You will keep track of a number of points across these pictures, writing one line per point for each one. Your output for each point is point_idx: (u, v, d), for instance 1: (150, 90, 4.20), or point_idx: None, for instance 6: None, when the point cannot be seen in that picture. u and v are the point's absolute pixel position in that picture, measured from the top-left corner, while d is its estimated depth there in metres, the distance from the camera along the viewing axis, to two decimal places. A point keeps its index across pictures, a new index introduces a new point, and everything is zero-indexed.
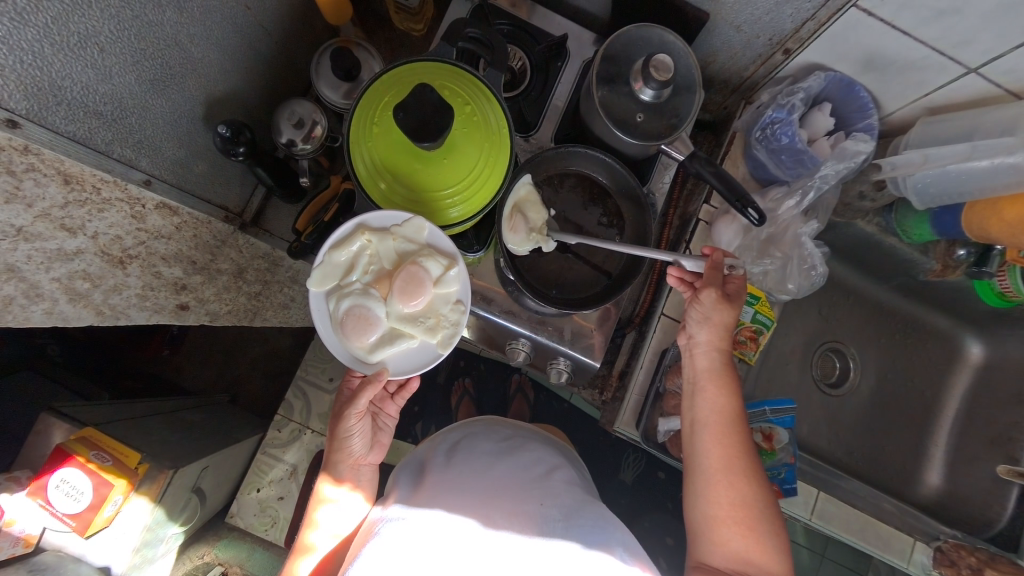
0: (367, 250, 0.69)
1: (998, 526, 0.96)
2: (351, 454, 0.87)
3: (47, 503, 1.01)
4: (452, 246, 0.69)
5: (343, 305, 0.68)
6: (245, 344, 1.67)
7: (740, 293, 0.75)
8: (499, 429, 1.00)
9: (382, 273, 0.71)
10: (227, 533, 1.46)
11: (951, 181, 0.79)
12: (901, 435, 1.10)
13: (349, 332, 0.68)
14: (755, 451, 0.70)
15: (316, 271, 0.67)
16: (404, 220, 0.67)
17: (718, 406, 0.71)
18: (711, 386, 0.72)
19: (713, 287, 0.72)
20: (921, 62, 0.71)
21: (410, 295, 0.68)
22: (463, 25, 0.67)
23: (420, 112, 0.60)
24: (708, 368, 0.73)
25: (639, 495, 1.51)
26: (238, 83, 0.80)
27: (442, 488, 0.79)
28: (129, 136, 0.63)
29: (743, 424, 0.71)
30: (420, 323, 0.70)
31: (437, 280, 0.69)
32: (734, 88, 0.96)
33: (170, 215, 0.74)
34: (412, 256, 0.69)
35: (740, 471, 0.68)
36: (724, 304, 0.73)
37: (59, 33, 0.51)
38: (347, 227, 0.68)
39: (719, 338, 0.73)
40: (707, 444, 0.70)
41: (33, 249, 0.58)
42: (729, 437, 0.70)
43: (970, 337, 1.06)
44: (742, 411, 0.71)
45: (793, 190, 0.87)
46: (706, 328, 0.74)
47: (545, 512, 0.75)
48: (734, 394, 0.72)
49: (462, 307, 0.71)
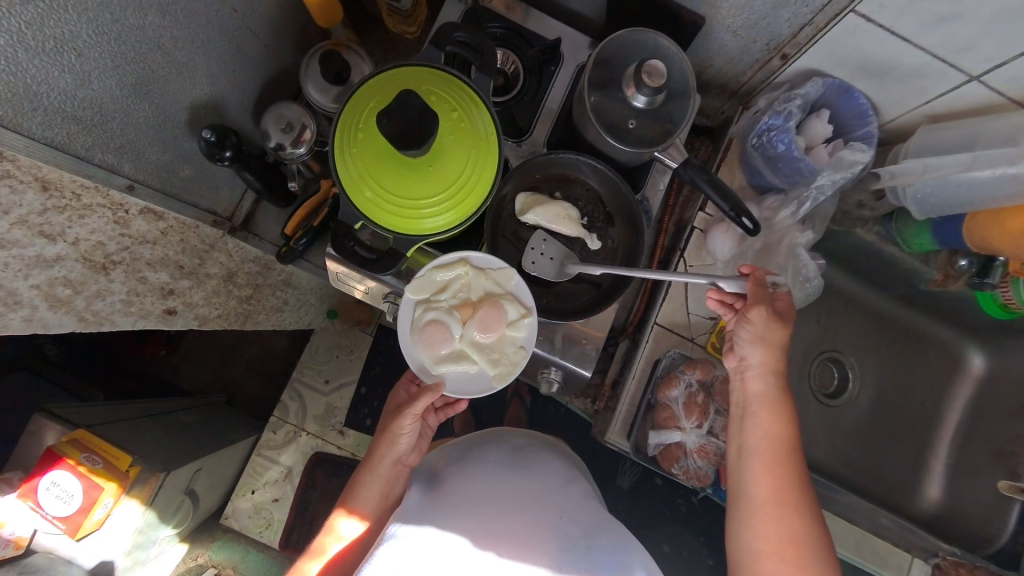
0: (461, 278, 0.77)
1: (998, 543, 0.93)
2: (395, 454, 0.88)
3: (38, 505, 1.00)
4: (532, 301, 0.76)
5: (428, 315, 0.75)
6: (241, 345, 1.66)
7: (790, 309, 0.73)
8: (511, 439, 1.01)
9: (467, 300, 0.77)
10: (222, 534, 1.44)
11: (953, 191, 0.76)
12: (902, 446, 1.08)
13: (424, 340, 0.75)
14: (807, 483, 0.68)
15: (417, 280, 0.75)
16: (500, 266, 0.76)
17: (769, 433, 0.69)
18: (765, 411, 0.70)
19: (761, 304, 0.71)
20: (922, 69, 0.69)
21: (486, 327, 0.75)
22: (452, 29, 0.67)
23: (405, 117, 0.59)
24: (759, 392, 0.71)
25: (637, 501, 1.49)
26: (226, 86, 0.79)
27: (455, 499, 0.81)
28: (110, 141, 0.62)
29: (794, 453, 0.69)
30: (486, 353, 0.76)
31: (511, 322, 0.76)
32: (731, 93, 0.94)
33: (156, 220, 0.72)
34: (496, 297, 0.76)
35: (791, 503, 0.66)
36: (777, 324, 0.71)
37: (34, 38, 0.50)
38: (452, 255, 0.76)
39: (775, 360, 0.71)
40: (758, 472, 0.68)
41: (11, 257, 0.58)
42: (780, 467, 0.68)
43: (972, 347, 1.04)
44: (795, 438, 0.69)
45: (790, 199, 0.85)
46: (760, 347, 0.71)
47: (564, 526, 0.76)
48: (786, 420, 0.70)
49: (524, 352, 0.76)
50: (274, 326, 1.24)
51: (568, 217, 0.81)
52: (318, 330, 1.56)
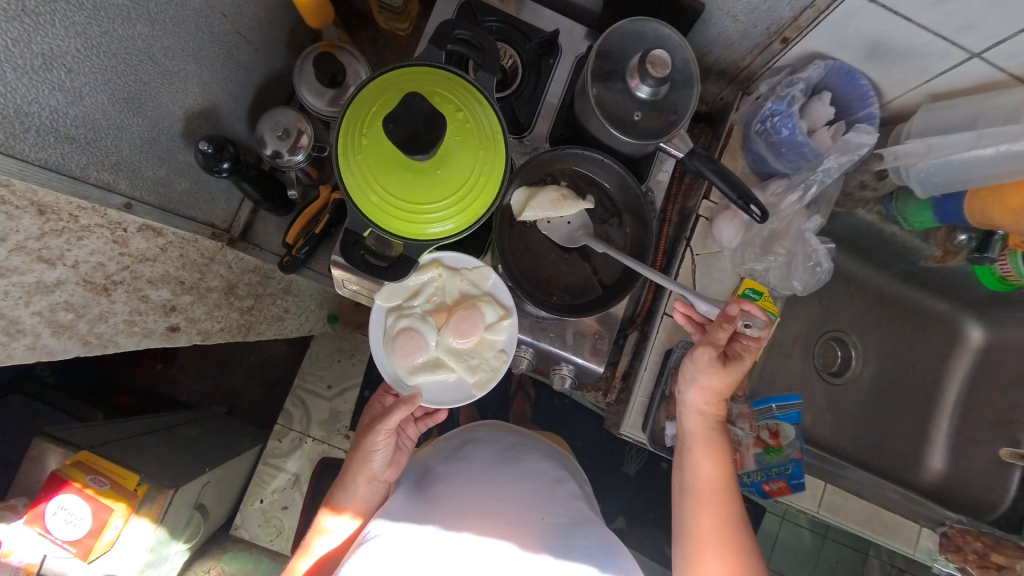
0: (435, 282, 0.82)
1: (1001, 509, 0.96)
2: (370, 469, 0.90)
3: (46, 531, 0.97)
4: (509, 301, 0.81)
5: (400, 323, 0.80)
6: (239, 354, 1.64)
7: (742, 356, 0.76)
8: (502, 436, 1.01)
9: (441, 305, 0.82)
10: (233, 545, 1.41)
11: (955, 171, 0.78)
12: (904, 420, 1.11)
13: (398, 351, 0.79)
14: (744, 520, 0.74)
15: (387, 289, 0.79)
16: (475, 267, 0.81)
17: (707, 471, 0.76)
18: (699, 449, 0.77)
19: (711, 347, 0.76)
20: (924, 48, 0.69)
21: (462, 333, 0.79)
22: (453, 27, 0.64)
23: (412, 122, 0.58)
24: (696, 431, 0.78)
25: (644, 486, 1.51)
26: (218, 93, 0.76)
27: (439, 501, 0.81)
28: (105, 159, 0.60)
29: (729, 489, 0.75)
30: (464, 359, 0.81)
31: (488, 325, 0.80)
32: (730, 79, 0.93)
33: (155, 237, 0.70)
34: (472, 298, 0.81)
35: (732, 538, 0.72)
36: (718, 370, 0.75)
37: (22, 56, 0.47)
38: (425, 260, 0.80)
39: (706, 400, 0.77)
40: (698, 510, 0.74)
41: (10, 285, 0.57)
42: (720, 507, 0.74)
43: (970, 320, 1.07)
44: (730, 477, 0.75)
45: (795, 183, 0.86)
46: (694, 388, 0.78)
47: (547, 526, 0.77)
48: (723, 463, 0.76)
49: (504, 356, 0.81)
50: (277, 334, 1.21)
51: (565, 199, 0.79)
52: (319, 336, 1.54)
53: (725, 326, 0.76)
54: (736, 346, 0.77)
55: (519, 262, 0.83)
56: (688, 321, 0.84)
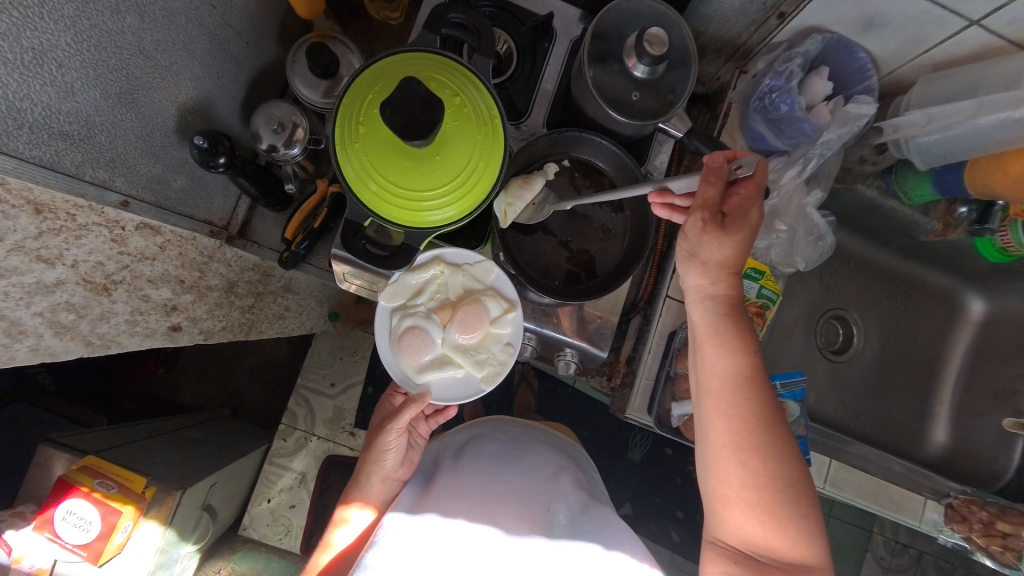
0: (437, 279, 0.81)
1: (1004, 479, 0.97)
2: (382, 469, 0.90)
3: (55, 535, 0.97)
4: (513, 294, 0.81)
5: (405, 322, 0.80)
6: (242, 355, 1.63)
7: (744, 212, 0.66)
8: (507, 429, 1.02)
9: (445, 301, 0.82)
10: (242, 545, 1.43)
11: (955, 140, 0.79)
12: (907, 395, 1.11)
13: (404, 350, 0.79)
14: (771, 416, 0.65)
15: (390, 288, 0.78)
16: (478, 264, 0.81)
17: (718, 367, 0.67)
18: (709, 342, 0.68)
19: (701, 212, 0.66)
20: (921, 18, 0.69)
21: (467, 328, 0.79)
22: (446, 10, 0.62)
23: (409, 107, 0.57)
24: (702, 322, 0.69)
25: (650, 472, 1.52)
26: (210, 87, 0.75)
27: (444, 492, 0.82)
28: (100, 155, 0.59)
29: (748, 385, 0.66)
30: (470, 355, 0.81)
31: (494, 320, 0.80)
32: (727, 57, 0.92)
33: (153, 235, 0.69)
34: (477, 294, 0.81)
35: (753, 441, 0.64)
36: (717, 235, 0.66)
37: (12, 51, 0.47)
38: (425, 257, 0.79)
39: (710, 283, 0.69)
40: (712, 412, 0.67)
41: (10, 285, 0.56)
42: (735, 406, 0.65)
43: (971, 293, 1.08)
44: (749, 370, 0.66)
45: (794, 159, 0.84)
46: (694, 270, 0.70)
47: (552, 515, 0.76)
48: (735, 355, 0.66)
49: (510, 349, 0.81)
50: (279, 333, 1.21)
51: (530, 182, 0.78)
52: (320, 334, 1.54)
53: (710, 181, 0.64)
54: (731, 203, 0.66)
55: (519, 252, 0.83)
56: (670, 210, 0.74)
